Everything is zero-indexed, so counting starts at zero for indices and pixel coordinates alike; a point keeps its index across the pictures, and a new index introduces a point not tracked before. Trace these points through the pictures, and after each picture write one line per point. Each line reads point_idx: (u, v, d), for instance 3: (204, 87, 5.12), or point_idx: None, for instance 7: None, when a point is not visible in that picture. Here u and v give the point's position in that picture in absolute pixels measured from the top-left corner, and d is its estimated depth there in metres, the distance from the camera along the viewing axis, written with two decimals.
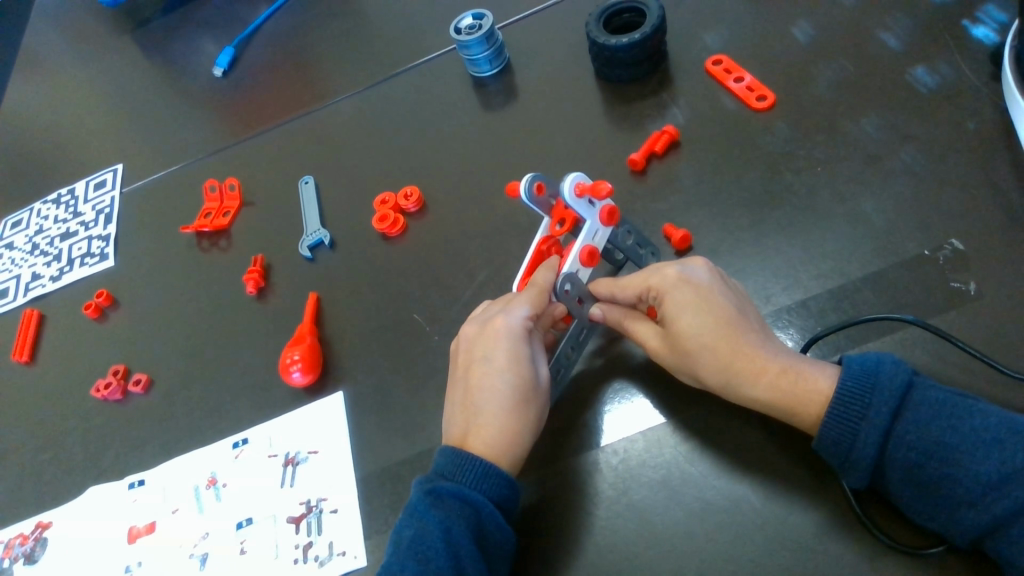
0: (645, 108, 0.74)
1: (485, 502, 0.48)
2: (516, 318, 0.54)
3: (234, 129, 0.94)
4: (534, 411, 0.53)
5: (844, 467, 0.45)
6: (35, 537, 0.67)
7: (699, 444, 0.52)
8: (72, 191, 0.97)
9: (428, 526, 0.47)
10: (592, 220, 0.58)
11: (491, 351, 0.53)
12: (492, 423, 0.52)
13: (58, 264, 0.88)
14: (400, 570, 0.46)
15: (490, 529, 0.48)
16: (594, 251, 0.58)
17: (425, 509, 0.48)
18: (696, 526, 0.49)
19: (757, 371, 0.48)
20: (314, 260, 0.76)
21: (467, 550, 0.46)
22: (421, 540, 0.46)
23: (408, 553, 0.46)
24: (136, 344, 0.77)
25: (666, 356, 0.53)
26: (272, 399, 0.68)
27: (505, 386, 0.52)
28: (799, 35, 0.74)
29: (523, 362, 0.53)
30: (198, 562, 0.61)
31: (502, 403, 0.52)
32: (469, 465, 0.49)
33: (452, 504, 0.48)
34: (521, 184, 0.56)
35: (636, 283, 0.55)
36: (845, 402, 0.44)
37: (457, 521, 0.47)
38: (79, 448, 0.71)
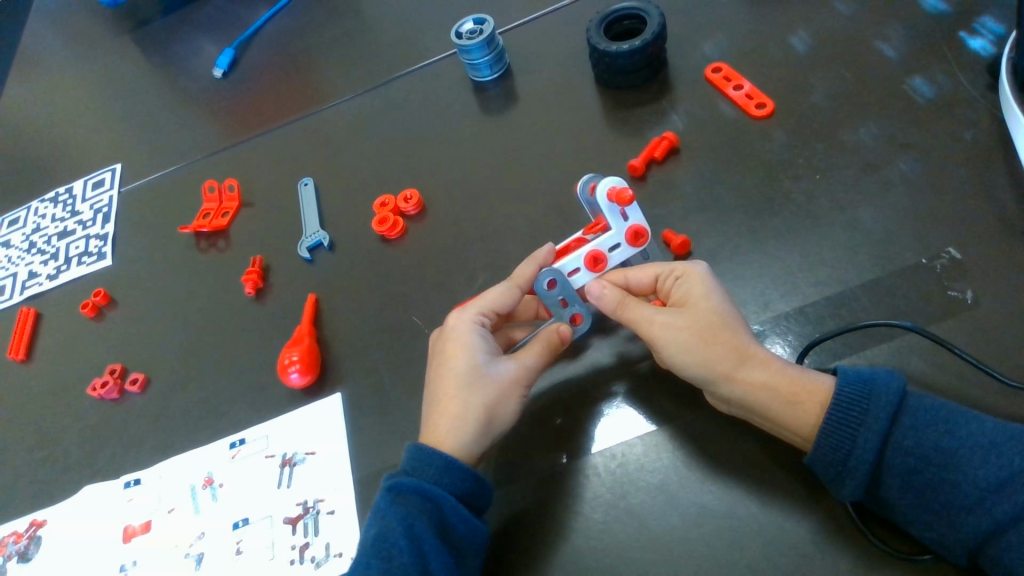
0: (645, 114, 0.74)
1: (445, 496, 0.48)
2: (470, 312, 0.56)
3: (234, 130, 0.94)
4: (493, 392, 0.53)
5: (839, 476, 0.45)
6: (29, 536, 0.67)
7: (696, 450, 0.53)
8: (70, 190, 0.97)
9: (390, 522, 0.47)
10: (616, 233, 0.58)
11: (445, 346, 0.55)
12: (445, 405, 0.52)
13: (55, 262, 0.88)
14: (364, 567, 0.45)
15: (452, 521, 0.48)
16: (600, 257, 0.57)
17: (387, 506, 0.48)
18: (693, 532, 0.49)
19: (764, 360, 0.49)
20: (313, 261, 0.77)
21: (430, 545, 0.46)
22: (384, 538, 0.46)
23: (371, 550, 0.46)
24: (133, 342, 0.77)
25: (679, 325, 0.51)
26: (269, 400, 0.68)
27: (461, 373, 0.53)
28: (798, 43, 0.75)
29: (475, 351, 0.54)
30: (193, 562, 0.60)
31: (456, 390, 0.52)
32: (429, 459, 0.49)
33: (413, 499, 0.48)
34: (577, 184, 0.59)
35: (661, 268, 0.55)
36: (842, 408, 0.45)
37: (418, 516, 0.47)
38: (75, 447, 0.71)
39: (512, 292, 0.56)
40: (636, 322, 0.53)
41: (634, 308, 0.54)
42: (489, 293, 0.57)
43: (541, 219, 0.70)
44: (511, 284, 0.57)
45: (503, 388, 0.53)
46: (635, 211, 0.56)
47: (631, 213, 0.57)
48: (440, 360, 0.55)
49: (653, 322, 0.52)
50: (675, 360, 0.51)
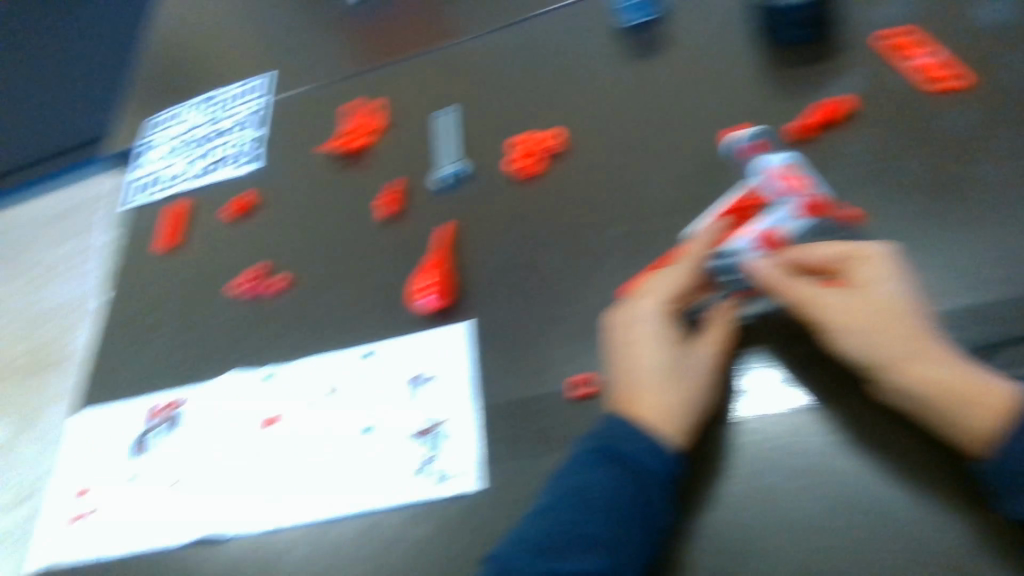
0: (812, 75, 0.70)
1: (656, 475, 0.49)
2: (657, 303, 0.54)
3: (379, 51, 0.94)
4: (695, 386, 0.52)
5: (1010, 489, 0.43)
6: (168, 415, 0.72)
7: (838, 434, 0.51)
8: (224, 92, 1.01)
9: (598, 481, 0.49)
10: None
11: (639, 339, 0.54)
12: (649, 402, 0.51)
13: (208, 161, 0.93)
14: (564, 513, 0.49)
15: (655, 501, 0.49)
16: (776, 235, 0.56)
17: (594, 465, 0.50)
18: (831, 521, 0.48)
19: (940, 356, 0.47)
20: (450, 190, 0.77)
21: (633, 513, 0.48)
22: (588, 493, 0.49)
23: (574, 499, 0.49)
24: (274, 248, 0.80)
25: (850, 310, 0.50)
26: (399, 320, 0.69)
27: (656, 367, 0.52)
28: (995, 11, 0.68)
29: (671, 346, 0.53)
30: (319, 462, 0.63)
31: (653, 383, 0.52)
32: (639, 437, 0.50)
33: (622, 465, 0.49)
34: (736, 154, 0.62)
35: (839, 244, 0.52)
36: None
37: (627, 483, 0.49)
38: (216, 337, 0.76)
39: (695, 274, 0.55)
40: (795, 298, 0.52)
41: (795, 284, 0.52)
42: (675, 280, 0.55)
43: (691, 174, 0.68)
44: (693, 266, 0.55)
45: (703, 381, 0.53)
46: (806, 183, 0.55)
47: None
48: (626, 348, 0.54)
49: (814, 301, 0.51)
50: (835, 341, 0.50)
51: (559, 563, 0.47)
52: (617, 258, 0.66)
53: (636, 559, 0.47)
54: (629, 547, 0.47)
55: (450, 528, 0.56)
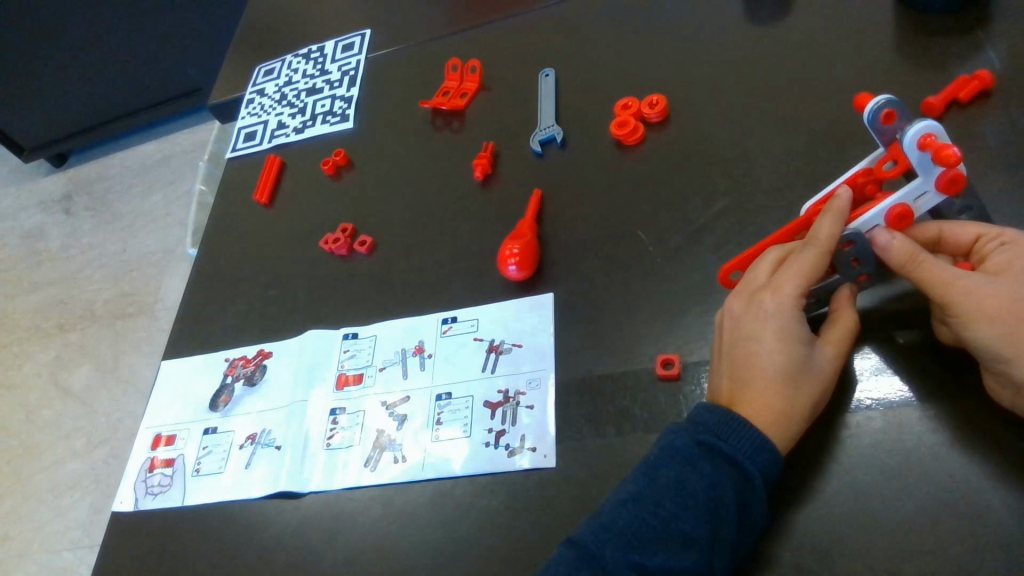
0: (947, 53, 0.65)
1: (756, 476, 0.45)
2: (785, 294, 0.48)
3: (482, 11, 0.93)
4: (816, 387, 0.47)
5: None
6: (255, 363, 0.74)
7: (947, 436, 0.47)
8: (321, 49, 1.01)
9: (693, 475, 0.46)
10: (926, 180, 0.49)
11: (756, 331, 0.48)
12: (765, 407, 0.46)
13: (302, 117, 0.94)
14: (654, 505, 0.46)
15: (752, 502, 0.45)
16: (908, 212, 0.49)
17: (694, 456, 0.47)
18: (926, 528, 0.44)
19: None
20: (543, 156, 0.75)
21: (727, 513, 0.44)
22: (683, 485, 0.46)
23: (666, 492, 0.46)
24: (362, 206, 0.81)
25: (988, 294, 0.44)
26: (484, 286, 0.69)
27: (774, 366, 0.47)
28: None
29: (796, 341, 0.47)
30: (396, 422, 0.64)
31: (768, 383, 0.47)
32: (745, 435, 0.46)
33: (721, 462, 0.46)
34: (868, 103, 0.48)
35: (977, 228, 0.48)
36: None
37: (724, 480, 0.45)
38: (304, 292, 0.77)
39: (825, 260, 0.49)
40: (931, 278, 0.46)
41: (932, 262, 0.46)
42: (802, 267, 0.49)
43: (799, 151, 0.64)
44: (823, 252, 0.49)
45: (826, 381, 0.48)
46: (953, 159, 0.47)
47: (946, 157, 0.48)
48: (742, 340, 0.49)
49: (951, 280, 0.45)
50: (965, 325, 0.45)
51: (643, 556, 0.45)
52: (712, 235, 0.63)
53: (726, 562, 0.44)
54: (720, 549, 0.44)
55: (521, 498, 0.55)
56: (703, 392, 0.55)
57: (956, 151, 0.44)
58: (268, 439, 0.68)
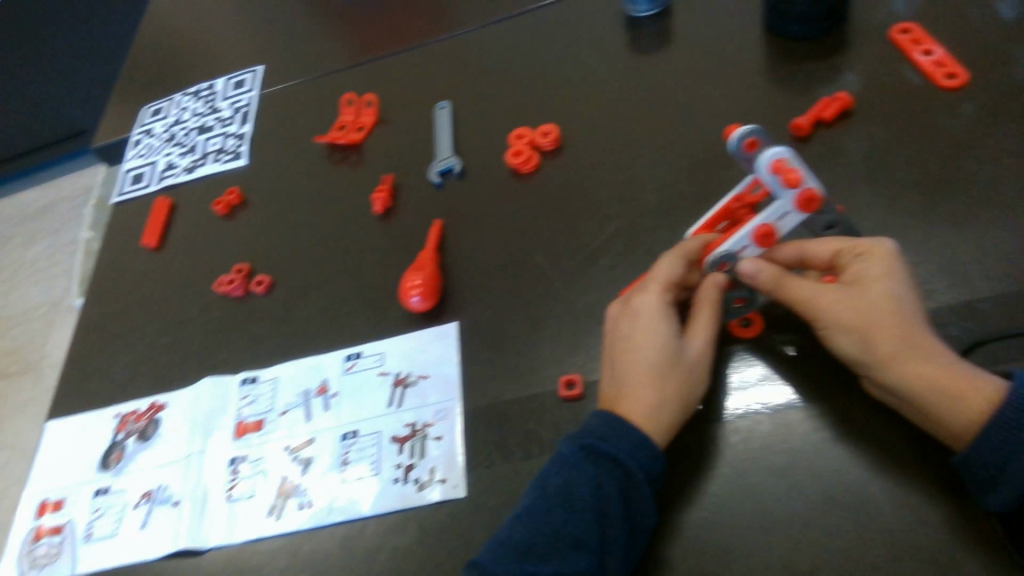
0: (814, 71, 0.70)
1: (637, 472, 0.46)
2: (651, 294, 0.52)
3: (375, 43, 0.93)
4: (684, 374, 0.50)
5: (990, 481, 0.41)
6: (149, 417, 0.70)
7: (832, 434, 0.49)
8: (212, 86, 0.99)
9: (579, 477, 0.47)
10: (785, 200, 0.50)
11: (628, 330, 0.52)
12: (637, 398, 0.49)
13: (193, 157, 0.91)
14: (544, 513, 0.46)
15: (638, 498, 0.46)
16: (771, 232, 0.50)
17: (578, 461, 0.48)
18: (817, 523, 0.46)
19: (929, 354, 0.44)
20: (442, 187, 0.75)
21: (613, 510, 0.46)
22: (570, 489, 0.47)
23: (554, 500, 0.47)
24: (259, 244, 0.79)
25: (841, 308, 0.47)
26: (387, 319, 0.68)
27: (643, 358, 0.50)
28: (1002, 10, 0.69)
29: (661, 334, 0.50)
30: (300, 467, 0.61)
31: (639, 373, 0.50)
32: (626, 432, 0.48)
33: (603, 462, 0.47)
34: (733, 132, 0.52)
35: (835, 241, 0.50)
36: (1011, 412, 0.41)
37: (608, 480, 0.47)
38: (199, 336, 0.74)
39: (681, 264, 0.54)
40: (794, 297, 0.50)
41: (794, 284, 0.50)
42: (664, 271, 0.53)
43: (685, 170, 0.67)
44: (678, 256, 0.54)
45: (694, 368, 0.50)
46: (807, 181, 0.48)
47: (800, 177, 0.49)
48: (617, 342, 0.52)
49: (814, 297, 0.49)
50: (831, 337, 0.48)
51: (537, 565, 0.45)
52: (609, 257, 0.64)
53: (618, 562, 0.45)
54: (611, 548, 0.45)
55: (433, 532, 0.54)
56: None
57: (796, 174, 0.48)
58: (165, 496, 0.64)
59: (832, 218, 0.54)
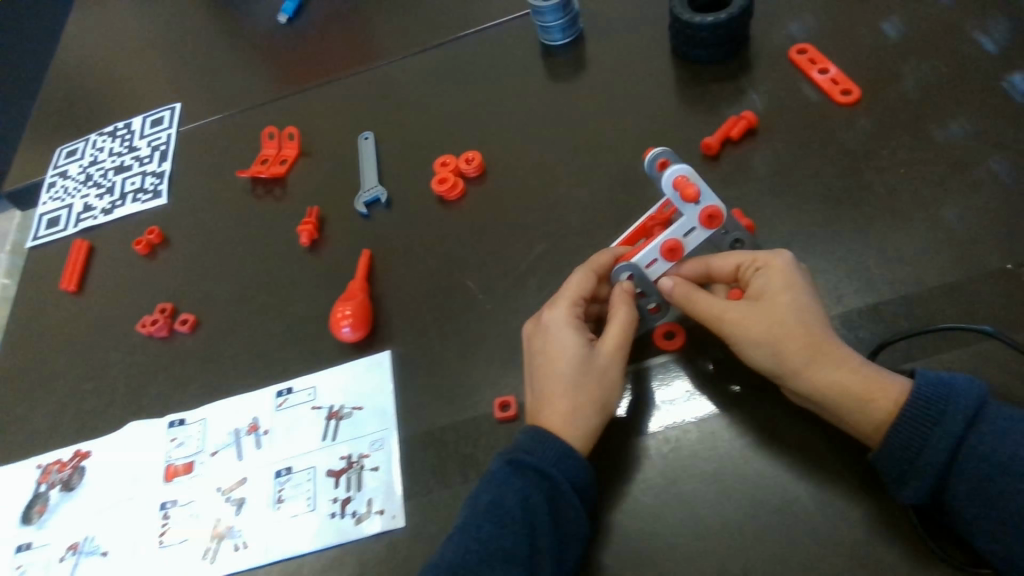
0: (722, 93, 0.73)
1: (563, 481, 0.48)
2: (561, 308, 0.54)
3: (296, 76, 0.93)
4: (597, 381, 0.51)
5: (903, 475, 0.43)
6: (72, 466, 0.67)
7: (756, 439, 0.51)
8: (129, 125, 0.97)
9: (507, 491, 0.48)
10: (690, 216, 0.54)
11: (542, 345, 0.53)
12: (554, 408, 0.50)
13: (111, 197, 0.88)
14: (475, 530, 0.47)
15: (565, 507, 0.48)
16: (678, 247, 0.54)
17: (506, 476, 0.49)
18: (746, 526, 0.48)
19: (836, 359, 0.47)
20: (369, 217, 0.76)
21: (542, 521, 0.47)
22: (499, 505, 0.47)
23: (484, 516, 0.47)
24: (183, 283, 0.77)
25: (750, 321, 0.49)
26: (318, 352, 0.67)
27: (558, 369, 0.51)
28: (889, 30, 0.73)
29: (574, 344, 0.52)
30: (233, 508, 0.60)
31: (554, 384, 0.51)
32: (548, 443, 0.49)
33: (530, 474, 0.48)
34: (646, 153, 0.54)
35: (738, 258, 0.53)
36: (918, 406, 0.43)
37: (535, 492, 0.48)
38: (123, 380, 0.72)
39: (589, 278, 0.56)
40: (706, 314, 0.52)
41: (704, 301, 0.52)
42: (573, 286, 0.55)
43: (606, 192, 0.69)
44: (586, 271, 0.56)
45: (608, 374, 0.52)
46: (706, 197, 0.52)
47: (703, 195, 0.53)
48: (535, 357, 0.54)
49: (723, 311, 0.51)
50: (742, 350, 0.50)
51: None
52: (536, 279, 0.65)
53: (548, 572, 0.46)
54: (541, 559, 0.46)
55: (375, 565, 0.54)
56: None
57: (695, 189, 0.51)
58: (92, 547, 0.62)
59: (738, 234, 0.58)
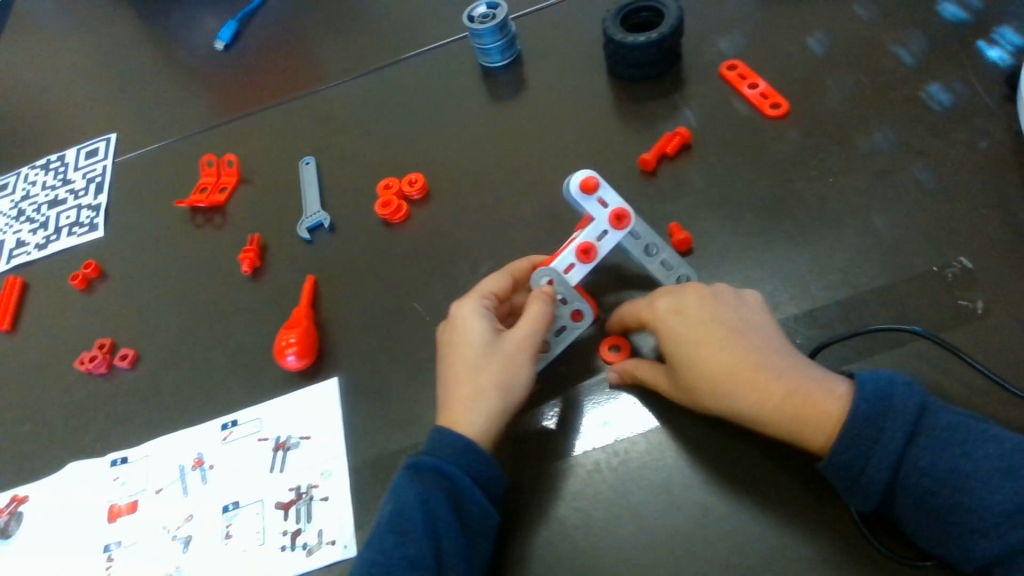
0: (658, 110, 0.75)
1: (462, 477, 0.49)
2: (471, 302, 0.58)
3: (235, 103, 0.92)
4: (503, 364, 0.54)
5: (849, 489, 0.44)
6: (9, 512, 0.65)
7: (701, 449, 0.53)
8: (62, 157, 0.94)
9: (408, 499, 0.49)
10: (600, 219, 0.61)
11: (451, 339, 0.57)
12: (455, 395, 0.54)
13: (44, 231, 0.86)
14: (380, 541, 0.48)
15: (468, 505, 0.49)
16: (589, 247, 0.60)
17: (406, 483, 0.50)
18: (695, 534, 0.50)
19: (755, 398, 0.47)
20: (313, 243, 0.75)
21: (444, 522, 0.48)
22: (401, 512, 0.48)
23: (387, 526, 0.48)
24: (122, 318, 0.75)
25: (675, 394, 0.52)
26: (264, 382, 0.66)
27: (460, 359, 0.55)
28: (814, 44, 0.76)
29: (475, 335, 0.55)
30: (180, 546, 0.59)
31: (456, 374, 0.54)
32: (449, 441, 0.51)
33: (430, 478, 0.49)
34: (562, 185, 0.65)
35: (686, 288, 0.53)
36: (855, 425, 0.43)
37: (436, 493, 0.49)
38: (60, 421, 0.69)
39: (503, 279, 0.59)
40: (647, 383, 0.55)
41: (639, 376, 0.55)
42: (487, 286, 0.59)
43: (548, 211, 0.70)
44: (502, 274, 0.60)
45: (514, 359, 0.54)
46: (610, 195, 0.60)
47: (608, 199, 0.61)
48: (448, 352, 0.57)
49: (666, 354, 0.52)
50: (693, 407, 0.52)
51: None
52: None
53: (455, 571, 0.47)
54: (447, 559, 0.47)
55: None
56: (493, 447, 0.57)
57: (596, 181, 0.60)
58: None
59: (650, 239, 0.61)
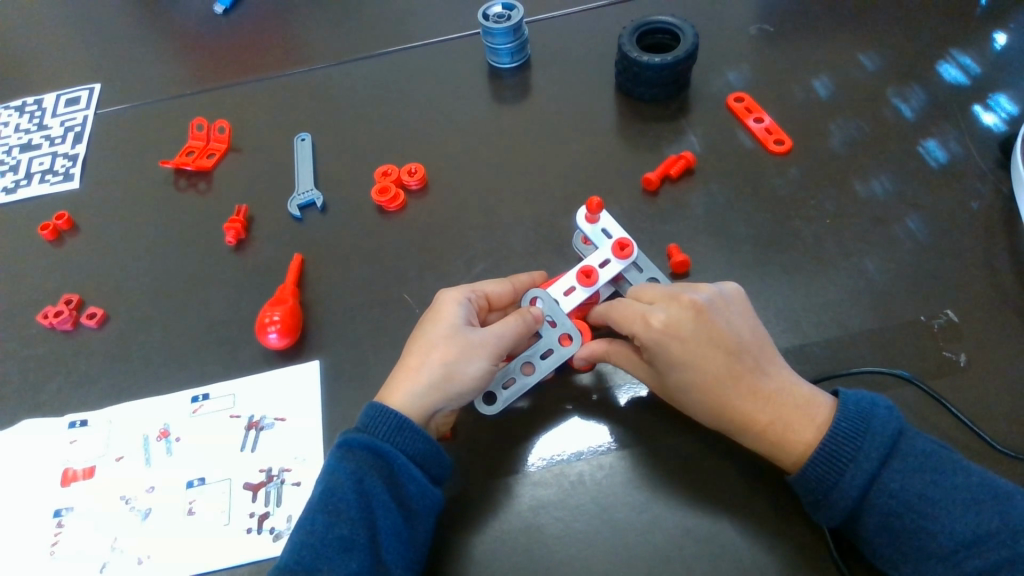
0: (663, 132, 0.76)
1: (396, 455, 0.49)
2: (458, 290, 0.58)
3: (230, 69, 0.89)
4: (456, 348, 0.53)
5: (817, 503, 0.46)
6: None
7: (686, 471, 0.54)
8: (39, 101, 0.90)
9: (339, 477, 0.48)
10: (604, 248, 0.61)
11: (425, 320, 0.57)
12: (401, 372, 0.54)
13: (14, 175, 0.82)
14: (310, 523, 0.47)
15: (403, 481, 0.49)
16: (591, 271, 0.59)
17: (336, 461, 0.49)
18: (676, 554, 0.51)
19: (743, 423, 0.49)
20: (302, 220, 0.73)
21: (378, 501, 0.48)
22: (332, 492, 0.47)
23: (317, 506, 0.47)
24: (92, 275, 0.72)
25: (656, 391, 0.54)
26: (240, 358, 0.64)
27: (420, 339, 0.55)
28: (820, 87, 0.78)
29: (443, 320, 0.55)
30: (139, 517, 0.56)
31: (410, 353, 0.54)
32: (383, 417, 0.50)
33: (363, 456, 0.49)
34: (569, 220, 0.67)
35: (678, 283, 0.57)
36: (837, 441, 0.45)
37: (368, 472, 0.49)
38: (17, 375, 0.66)
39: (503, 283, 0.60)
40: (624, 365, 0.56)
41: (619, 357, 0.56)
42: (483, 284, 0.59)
43: (548, 219, 0.70)
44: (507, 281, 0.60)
45: (469, 348, 0.53)
46: (614, 224, 0.61)
47: (614, 229, 0.62)
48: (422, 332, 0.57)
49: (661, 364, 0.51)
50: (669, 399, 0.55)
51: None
52: None
53: (391, 550, 0.47)
54: (382, 539, 0.47)
55: None
56: (477, 449, 0.57)
57: (599, 202, 0.61)
58: None
59: (653, 273, 0.61)
